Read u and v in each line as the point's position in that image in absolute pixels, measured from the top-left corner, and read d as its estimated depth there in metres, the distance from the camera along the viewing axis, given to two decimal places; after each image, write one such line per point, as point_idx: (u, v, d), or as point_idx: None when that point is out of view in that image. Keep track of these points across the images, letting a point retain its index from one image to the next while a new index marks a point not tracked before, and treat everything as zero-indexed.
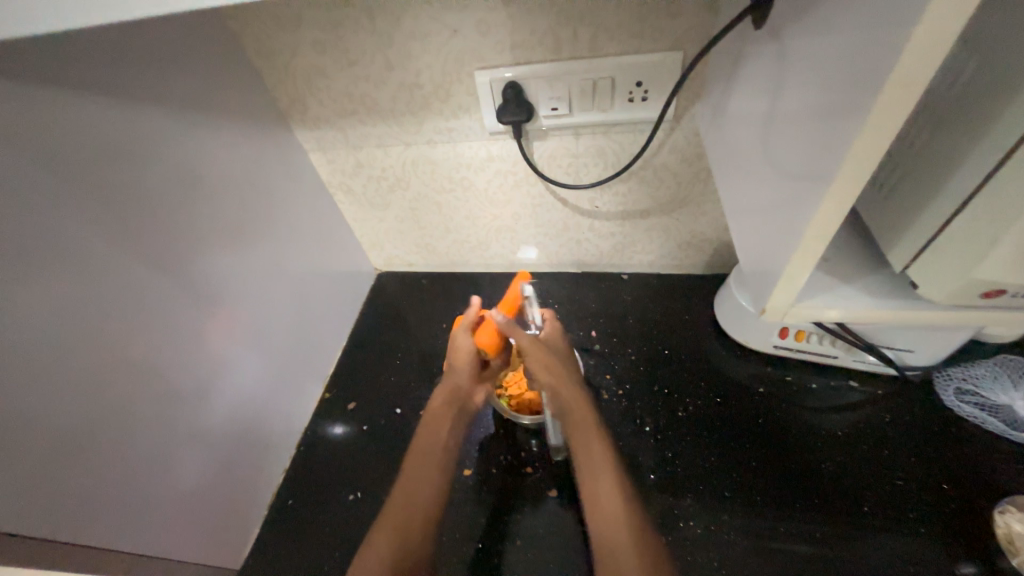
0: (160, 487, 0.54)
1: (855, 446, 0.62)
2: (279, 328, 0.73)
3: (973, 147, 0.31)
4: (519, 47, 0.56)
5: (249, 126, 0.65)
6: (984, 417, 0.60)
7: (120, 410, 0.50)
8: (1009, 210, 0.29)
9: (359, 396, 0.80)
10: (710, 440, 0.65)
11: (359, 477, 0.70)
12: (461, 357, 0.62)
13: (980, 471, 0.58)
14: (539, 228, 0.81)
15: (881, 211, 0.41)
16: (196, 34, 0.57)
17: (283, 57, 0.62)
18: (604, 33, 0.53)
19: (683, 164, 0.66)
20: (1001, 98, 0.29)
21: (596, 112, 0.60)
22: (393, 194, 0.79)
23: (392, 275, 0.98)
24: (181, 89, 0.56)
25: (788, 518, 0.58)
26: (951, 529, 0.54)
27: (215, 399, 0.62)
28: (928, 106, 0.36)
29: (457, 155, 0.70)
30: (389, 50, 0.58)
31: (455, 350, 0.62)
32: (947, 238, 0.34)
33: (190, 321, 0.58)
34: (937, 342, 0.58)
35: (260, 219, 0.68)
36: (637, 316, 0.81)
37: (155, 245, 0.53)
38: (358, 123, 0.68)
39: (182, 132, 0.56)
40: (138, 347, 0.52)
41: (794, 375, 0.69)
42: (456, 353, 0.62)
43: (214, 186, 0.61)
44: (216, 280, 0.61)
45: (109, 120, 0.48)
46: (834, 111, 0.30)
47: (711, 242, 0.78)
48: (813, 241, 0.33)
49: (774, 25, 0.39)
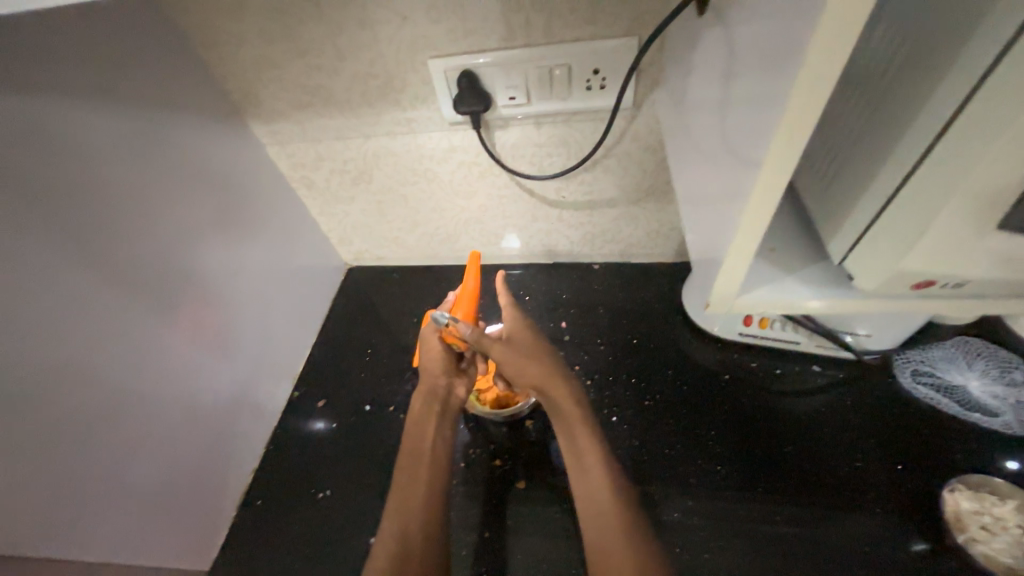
0: (119, 495, 0.53)
1: (817, 430, 0.63)
2: (243, 327, 0.71)
3: (906, 140, 0.31)
4: (472, 35, 0.54)
5: (199, 120, 0.63)
6: (941, 398, 0.62)
7: (70, 419, 0.48)
8: (935, 201, 0.30)
9: (329, 393, 0.79)
10: (676, 428, 0.65)
11: (329, 474, 0.70)
12: (431, 356, 0.64)
13: (935, 450, 0.59)
14: (507, 219, 0.80)
15: (824, 201, 0.41)
16: (133, 23, 0.54)
17: (230, 47, 0.60)
18: (558, 19, 0.52)
19: (646, 152, 0.66)
20: (933, 87, 0.29)
21: (555, 101, 0.59)
22: (357, 188, 0.78)
23: (363, 269, 0.96)
24: (121, 82, 0.53)
25: (750, 502, 0.59)
26: (907, 507, 0.56)
27: (176, 403, 0.60)
28: (870, 94, 0.36)
29: (419, 147, 0.68)
30: (339, 39, 0.56)
31: (425, 352, 0.65)
32: (886, 227, 0.34)
33: (145, 325, 0.56)
34: (892, 325, 0.59)
35: (217, 216, 0.66)
36: (608, 305, 0.81)
37: (101, 249, 0.51)
38: (314, 115, 0.66)
39: (127, 129, 0.54)
40: (86, 353, 0.50)
41: (758, 361, 0.70)
42: (427, 354, 0.64)
43: (164, 183, 0.58)
44: (172, 281, 0.59)
45: (40, 116, 0.46)
46: (769, 101, 0.29)
47: (678, 230, 0.78)
48: (748, 232, 0.33)
49: (720, 9, 0.38)
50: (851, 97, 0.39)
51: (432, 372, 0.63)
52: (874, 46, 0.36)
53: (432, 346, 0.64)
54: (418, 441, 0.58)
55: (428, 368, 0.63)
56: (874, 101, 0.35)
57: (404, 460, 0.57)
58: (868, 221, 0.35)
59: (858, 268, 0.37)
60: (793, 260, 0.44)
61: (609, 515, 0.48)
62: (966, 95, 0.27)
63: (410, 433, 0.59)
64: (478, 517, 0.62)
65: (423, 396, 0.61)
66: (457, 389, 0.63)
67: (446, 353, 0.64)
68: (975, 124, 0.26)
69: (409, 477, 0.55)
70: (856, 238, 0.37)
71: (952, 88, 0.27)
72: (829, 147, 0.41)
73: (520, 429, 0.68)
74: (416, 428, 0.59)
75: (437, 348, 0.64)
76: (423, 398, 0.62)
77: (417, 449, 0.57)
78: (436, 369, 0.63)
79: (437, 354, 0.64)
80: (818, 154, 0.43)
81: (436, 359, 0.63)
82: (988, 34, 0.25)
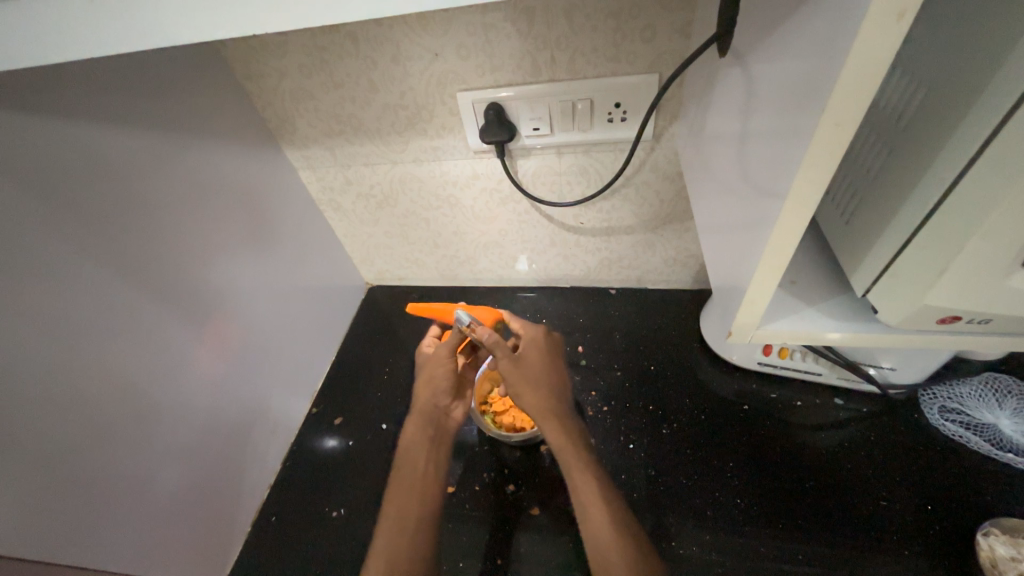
0: (138, 506, 0.54)
1: (840, 464, 0.61)
2: (266, 343, 0.73)
3: (929, 180, 0.32)
4: (499, 71, 0.57)
5: (238, 146, 0.66)
6: (969, 435, 0.60)
7: (99, 428, 0.50)
8: (957, 236, 0.30)
9: (345, 411, 0.80)
10: (693, 458, 0.64)
11: (342, 493, 0.70)
12: (437, 375, 0.62)
13: (966, 490, 0.57)
14: (526, 244, 0.81)
15: (846, 235, 0.42)
16: (185, 59, 0.58)
17: (271, 80, 0.64)
18: (582, 57, 0.55)
19: (665, 182, 0.67)
20: (953, 128, 0.30)
21: (577, 132, 0.61)
22: (381, 211, 0.80)
23: (383, 289, 0.99)
24: (167, 112, 0.57)
25: (772, 538, 0.57)
26: (936, 550, 0.54)
27: (198, 416, 0.62)
28: (892, 134, 0.37)
29: (444, 173, 0.71)
30: (373, 73, 0.60)
31: (431, 366, 0.63)
32: (911, 263, 0.34)
33: (174, 338, 0.58)
34: (918, 359, 0.58)
35: (248, 236, 0.69)
36: (624, 330, 0.81)
37: (140, 265, 0.54)
38: (345, 143, 0.70)
39: (171, 154, 0.58)
40: (117, 364, 0.52)
41: (778, 392, 0.69)
42: (433, 370, 0.63)
43: (201, 204, 0.62)
44: (204, 297, 0.62)
45: (95, 143, 0.50)
46: (788, 139, 0.30)
47: (696, 258, 0.78)
48: (770, 264, 0.34)
49: (739, 50, 0.40)
50: (872, 136, 0.40)
51: (432, 393, 0.62)
52: (898, 89, 0.37)
53: (440, 361, 0.62)
54: (414, 465, 0.58)
55: (428, 388, 0.62)
56: (898, 141, 0.36)
57: (396, 485, 0.57)
58: (890, 257, 0.36)
59: (883, 301, 0.38)
60: (813, 292, 0.44)
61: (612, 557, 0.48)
62: (984, 139, 0.28)
63: (403, 458, 0.60)
64: (491, 542, 0.61)
65: (419, 418, 0.61)
66: (455, 411, 0.64)
67: (450, 375, 0.62)
68: (998, 164, 0.27)
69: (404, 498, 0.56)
70: (879, 274, 0.38)
71: (971, 130, 0.28)
72: (853, 183, 0.42)
73: (535, 454, 0.68)
74: (410, 451, 0.60)
75: (445, 364, 0.63)
76: (419, 421, 0.61)
77: (410, 475, 0.58)
78: (437, 391, 0.62)
79: (441, 374, 0.63)
80: (839, 190, 0.44)
81: (439, 381, 0.62)
82: (1009, 78, 0.26)
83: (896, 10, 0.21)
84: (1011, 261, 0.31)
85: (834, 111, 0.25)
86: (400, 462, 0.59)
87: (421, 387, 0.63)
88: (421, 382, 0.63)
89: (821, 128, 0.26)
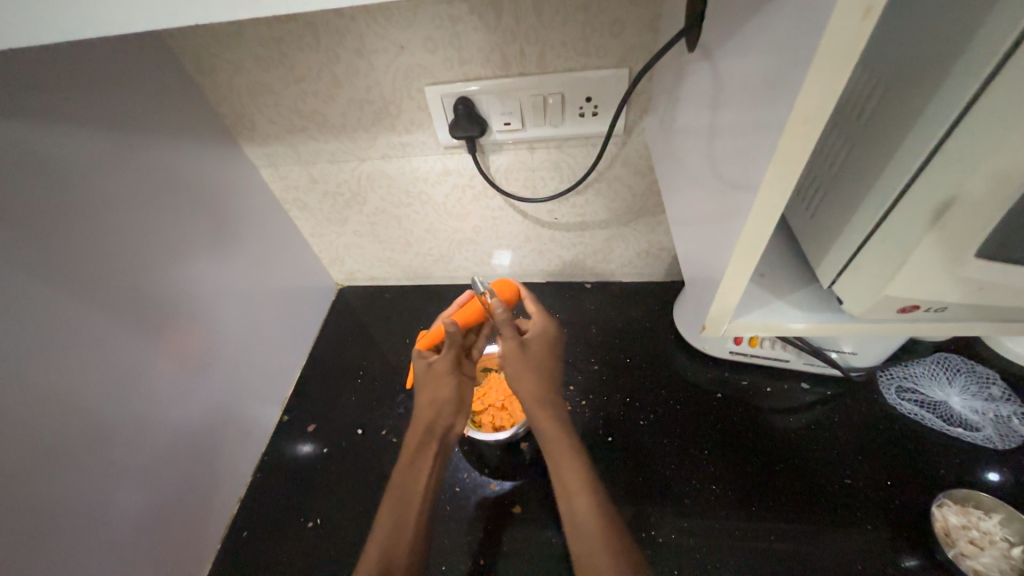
0: (97, 530, 0.51)
1: (808, 446, 0.64)
2: (231, 350, 0.70)
3: (887, 175, 0.33)
4: (468, 64, 0.56)
5: (194, 144, 0.63)
6: (923, 413, 0.64)
7: (47, 450, 0.46)
8: (916, 230, 0.32)
9: (319, 416, 0.77)
10: (671, 447, 0.66)
11: (318, 502, 0.67)
12: (438, 393, 0.58)
13: (923, 464, 0.60)
14: (500, 240, 0.81)
15: (811, 228, 0.43)
16: (129, 51, 0.54)
17: (225, 72, 0.60)
18: (551, 51, 0.54)
19: (636, 176, 0.68)
20: (911, 124, 0.31)
21: (549, 127, 0.61)
22: (349, 209, 0.78)
23: (354, 289, 0.96)
24: (114, 106, 0.53)
25: (748, 521, 0.59)
26: (896, 522, 0.57)
27: (159, 431, 0.58)
28: (852, 130, 0.38)
29: (414, 169, 0.69)
30: (336, 66, 0.57)
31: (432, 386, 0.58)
32: (872, 256, 0.36)
33: (129, 348, 0.54)
34: (877, 344, 0.61)
35: (209, 235, 0.66)
36: (600, 324, 0.81)
37: (84, 272, 0.50)
38: (309, 139, 0.67)
39: (118, 153, 0.54)
40: (67, 380, 0.48)
41: (749, 379, 0.71)
42: (434, 391, 0.58)
43: (156, 205, 0.58)
44: (161, 304, 0.58)
45: (34, 143, 0.46)
46: (755, 134, 0.31)
47: (668, 250, 0.80)
48: (742, 258, 0.34)
49: (707, 44, 0.40)
50: (834, 132, 0.41)
51: (433, 411, 0.58)
52: (857, 86, 0.38)
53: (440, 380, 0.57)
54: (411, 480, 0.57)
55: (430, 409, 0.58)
56: (857, 137, 0.38)
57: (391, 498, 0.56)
58: (851, 251, 0.38)
59: (847, 292, 0.39)
60: (780, 285, 0.46)
61: (593, 551, 0.49)
62: (941, 137, 0.29)
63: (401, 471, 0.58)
64: (472, 543, 0.61)
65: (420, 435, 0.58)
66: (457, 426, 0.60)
67: (454, 392, 0.58)
68: (952, 160, 0.29)
69: (399, 515, 0.55)
70: (842, 266, 0.39)
71: (928, 127, 0.29)
72: (816, 178, 0.43)
73: (516, 451, 0.67)
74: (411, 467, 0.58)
75: (448, 378, 0.58)
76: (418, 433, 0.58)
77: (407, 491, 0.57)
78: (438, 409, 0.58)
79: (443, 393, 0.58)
80: (804, 183, 0.46)
81: (442, 402, 0.58)
82: (963, 75, 0.27)
83: (864, 9, 0.21)
84: (966, 253, 0.32)
85: (801, 109, 0.25)
86: (398, 478, 0.57)
87: (423, 406, 0.58)
88: (423, 399, 0.58)
89: (788, 126, 0.26)
